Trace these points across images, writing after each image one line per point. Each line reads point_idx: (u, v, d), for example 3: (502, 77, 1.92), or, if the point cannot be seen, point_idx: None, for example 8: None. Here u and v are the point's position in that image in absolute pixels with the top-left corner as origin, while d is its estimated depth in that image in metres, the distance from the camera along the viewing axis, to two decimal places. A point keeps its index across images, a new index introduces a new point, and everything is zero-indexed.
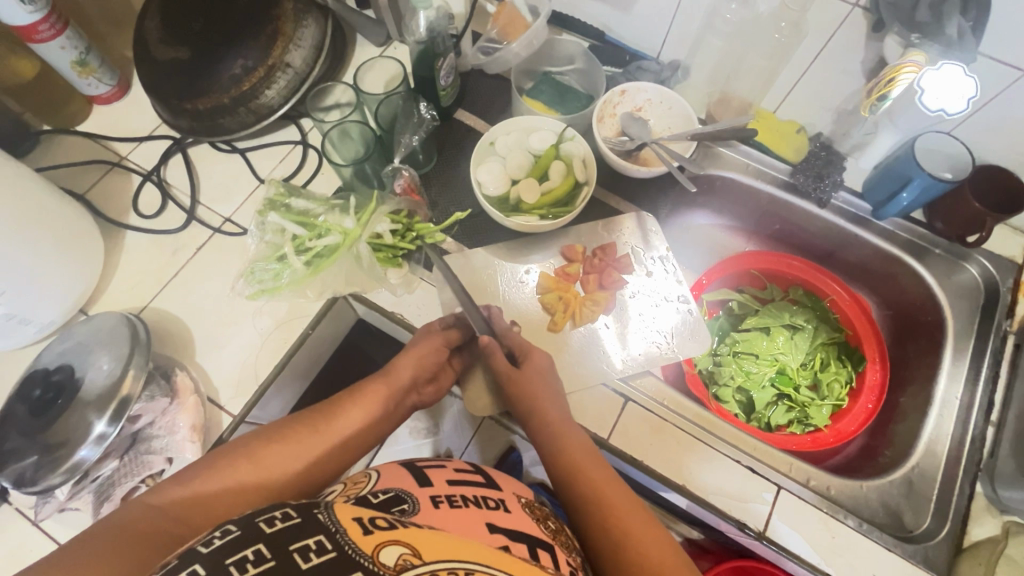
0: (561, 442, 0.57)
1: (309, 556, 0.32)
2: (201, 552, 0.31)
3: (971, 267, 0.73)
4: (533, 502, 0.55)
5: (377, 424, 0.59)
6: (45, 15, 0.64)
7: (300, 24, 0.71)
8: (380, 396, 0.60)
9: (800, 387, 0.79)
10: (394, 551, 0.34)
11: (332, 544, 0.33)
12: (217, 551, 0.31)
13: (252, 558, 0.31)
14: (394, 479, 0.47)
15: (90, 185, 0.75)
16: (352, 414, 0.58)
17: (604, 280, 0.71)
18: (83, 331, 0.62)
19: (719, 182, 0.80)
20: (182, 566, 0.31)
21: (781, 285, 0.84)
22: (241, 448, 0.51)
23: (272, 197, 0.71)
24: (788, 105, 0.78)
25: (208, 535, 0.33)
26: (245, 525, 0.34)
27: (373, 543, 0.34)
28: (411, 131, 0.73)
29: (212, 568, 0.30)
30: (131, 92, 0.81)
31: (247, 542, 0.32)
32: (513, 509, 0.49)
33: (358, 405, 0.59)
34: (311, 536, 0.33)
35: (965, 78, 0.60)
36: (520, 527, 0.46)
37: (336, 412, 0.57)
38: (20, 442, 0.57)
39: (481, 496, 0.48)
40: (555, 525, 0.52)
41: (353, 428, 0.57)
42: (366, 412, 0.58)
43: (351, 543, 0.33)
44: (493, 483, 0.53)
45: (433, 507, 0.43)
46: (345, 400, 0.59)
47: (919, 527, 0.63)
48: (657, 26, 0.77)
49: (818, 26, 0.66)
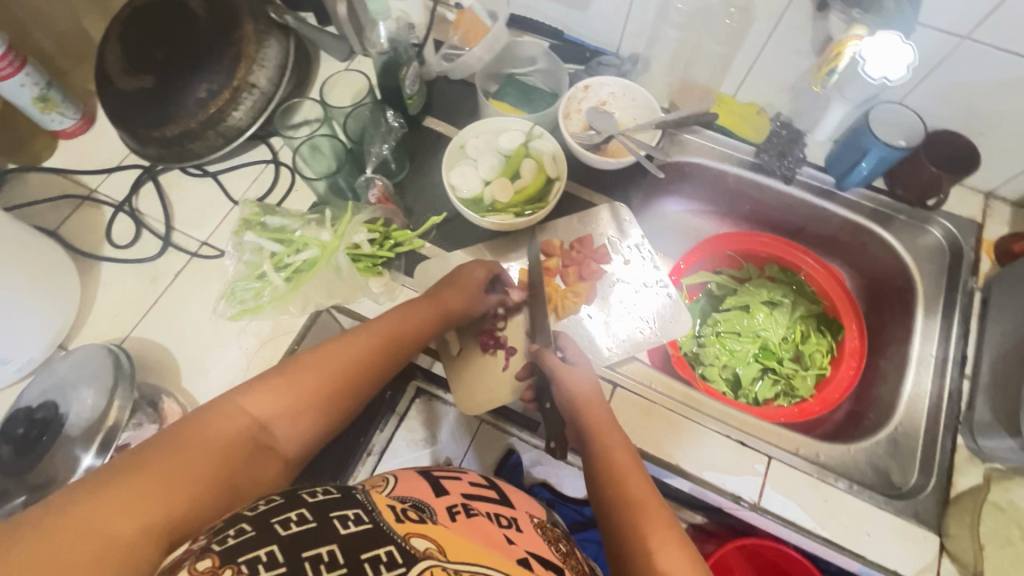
0: (591, 419, 0.57)
1: (348, 524, 0.33)
2: (247, 514, 0.32)
3: (934, 230, 0.76)
4: (545, 523, 0.55)
5: (424, 338, 0.58)
6: (2, 53, 0.64)
7: (263, 44, 0.72)
8: (428, 317, 0.59)
9: (782, 360, 0.81)
10: (422, 541, 0.34)
11: (369, 518, 0.34)
12: (267, 510, 0.33)
13: (296, 519, 0.32)
14: (412, 487, 0.47)
15: (61, 220, 0.74)
16: (413, 338, 0.57)
17: (584, 272, 0.73)
18: (64, 366, 0.61)
19: (688, 168, 0.82)
20: (230, 524, 0.32)
21: (756, 263, 0.86)
22: (311, 357, 0.49)
23: (247, 216, 0.72)
24: (747, 88, 0.80)
25: (255, 501, 0.34)
26: (289, 495, 0.35)
27: (405, 529, 0.35)
28: (380, 140, 0.75)
29: (259, 523, 0.31)
30: (96, 124, 0.80)
31: (291, 507, 0.33)
32: (525, 528, 0.50)
33: (407, 323, 0.57)
34: (350, 509, 0.35)
35: (903, 46, 0.63)
36: (532, 547, 0.46)
37: (391, 327, 0.55)
38: (7, 483, 0.56)
39: (495, 513, 0.49)
40: (566, 549, 0.53)
41: (408, 349, 0.56)
42: (417, 330, 0.57)
43: (385, 522, 0.34)
44: (507, 500, 0.53)
45: (451, 518, 0.43)
46: (403, 318, 0.57)
47: (907, 484, 0.65)
48: (613, 22, 0.79)
49: (766, 10, 0.69)
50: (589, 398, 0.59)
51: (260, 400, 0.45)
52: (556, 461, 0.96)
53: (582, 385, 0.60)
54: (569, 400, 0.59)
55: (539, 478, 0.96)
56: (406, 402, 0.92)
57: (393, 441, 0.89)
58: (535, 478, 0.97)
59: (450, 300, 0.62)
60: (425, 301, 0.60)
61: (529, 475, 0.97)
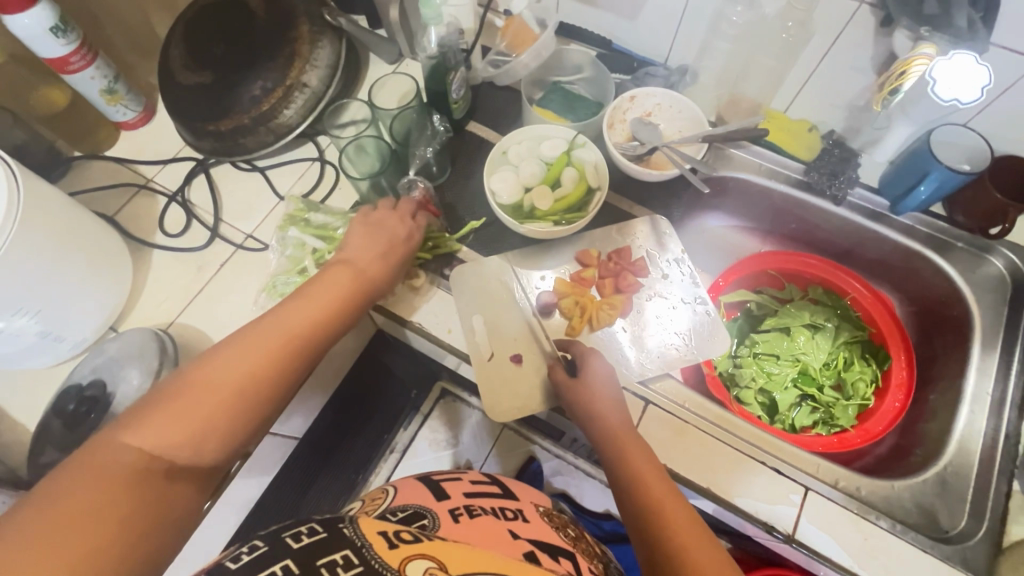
0: (621, 438, 0.57)
1: (337, 570, 0.32)
2: (229, 567, 0.32)
3: (996, 260, 0.72)
4: (551, 510, 0.56)
5: (329, 325, 0.54)
6: (76, 47, 0.67)
7: (316, 45, 0.73)
8: (327, 306, 0.55)
9: (823, 387, 0.78)
10: (420, 564, 0.34)
11: (359, 559, 0.33)
12: (246, 566, 0.32)
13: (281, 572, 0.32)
14: (413, 496, 0.47)
15: (119, 207, 0.78)
16: (321, 323, 0.54)
17: (621, 284, 0.71)
18: (114, 348, 0.64)
19: (732, 183, 0.80)
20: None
21: (799, 285, 0.84)
22: (197, 369, 0.45)
23: (293, 212, 0.74)
24: (799, 104, 0.78)
25: (235, 553, 0.34)
26: (272, 542, 0.35)
27: (400, 557, 0.34)
28: (425, 144, 0.77)
29: None
30: (156, 117, 0.84)
31: (274, 560, 0.33)
32: (531, 517, 0.50)
33: (302, 309, 0.53)
34: (338, 552, 0.34)
35: (978, 67, 0.61)
36: (539, 535, 0.46)
37: (282, 318, 0.52)
38: (56, 457, 0.59)
39: (499, 507, 0.49)
40: (574, 534, 0.53)
41: (309, 337, 0.52)
42: (314, 319, 0.53)
43: (377, 556, 0.34)
44: (510, 495, 0.54)
45: (453, 521, 0.43)
46: (302, 305, 0.54)
47: (955, 527, 0.61)
48: (663, 32, 0.78)
49: (825, 26, 0.67)
50: (612, 415, 0.58)
51: (149, 430, 0.41)
52: (577, 471, 0.96)
53: (607, 401, 0.59)
54: (594, 418, 0.59)
55: (561, 488, 0.96)
56: (430, 402, 0.97)
57: (415, 441, 0.95)
58: (555, 489, 0.97)
59: (333, 291, 0.57)
60: (319, 292, 0.56)
61: (551, 485, 0.97)
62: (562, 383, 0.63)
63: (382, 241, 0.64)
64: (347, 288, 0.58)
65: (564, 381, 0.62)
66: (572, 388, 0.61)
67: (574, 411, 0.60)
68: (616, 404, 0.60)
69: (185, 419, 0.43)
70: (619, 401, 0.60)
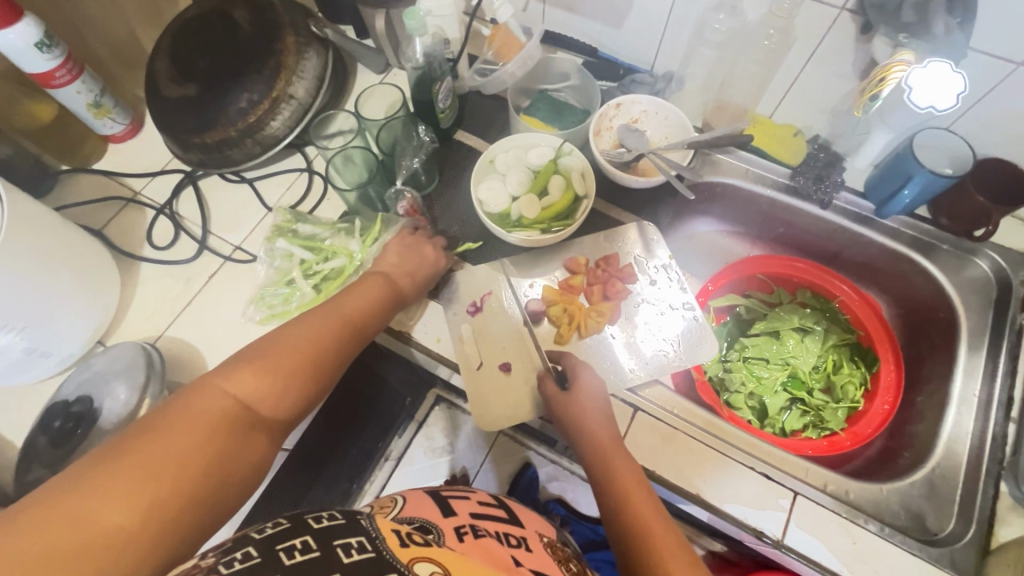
0: (608, 449, 0.57)
1: (351, 552, 0.33)
2: (254, 537, 0.33)
3: (981, 262, 0.72)
4: (555, 542, 0.55)
5: (351, 336, 0.57)
6: (61, 62, 0.67)
7: (302, 56, 0.73)
8: (348, 317, 0.57)
9: (813, 391, 0.78)
10: (427, 567, 0.34)
11: (372, 546, 0.34)
12: (270, 537, 0.33)
13: (300, 547, 0.33)
14: (419, 508, 0.47)
15: (107, 220, 0.77)
16: (366, 316, 0.59)
17: (608, 291, 0.72)
18: (101, 362, 0.64)
19: (720, 189, 0.80)
20: (236, 547, 0.33)
21: (788, 288, 0.84)
22: (232, 369, 0.47)
23: (280, 223, 0.74)
24: (784, 109, 0.78)
25: (261, 525, 0.35)
26: (295, 520, 0.36)
27: (409, 555, 0.34)
28: (411, 154, 0.76)
29: (264, 549, 0.32)
30: (143, 129, 0.84)
31: (295, 534, 0.34)
32: (535, 548, 0.49)
33: (325, 319, 0.56)
34: (354, 536, 0.35)
35: (953, 75, 0.60)
36: (542, 567, 0.46)
37: (303, 325, 0.54)
38: (42, 474, 0.59)
39: (504, 532, 0.49)
40: (576, 568, 0.52)
41: (331, 342, 0.54)
42: (335, 327, 0.55)
43: (390, 549, 0.34)
44: (515, 520, 0.53)
45: (459, 538, 0.43)
46: (348, 300, 0.59)
47: (944, 530, 0.61)
48: (647, 40, 0.79)
49: (805, 32, 0.67)
50: (598, 428, 0.59)
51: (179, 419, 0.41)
52: (573, 476, 0.96)
53: (591, 411, 0.60)
54: (581, 429, 0.59)
55: (556, 494, 0.96)
56: (425, 409, 0.93)
57: (410, 449, 0.92)
58: (551, 494, 0.97)
59: (353, 303, 0.59)
60: (339, 304, 0.58)
61: (545, 491, 0.97)
62: (551, 394, 0.63)
63: (410, 259, 0.67)
64: (387, 286, 0.63)
65: (553, 393, 0.62)
66: (559, 399, 0.62)
67: (562, 421, 0.61)
68: (602, 415, 0.60)
69: (217, 407, 0.43)
70: (605, 412, 0.60)
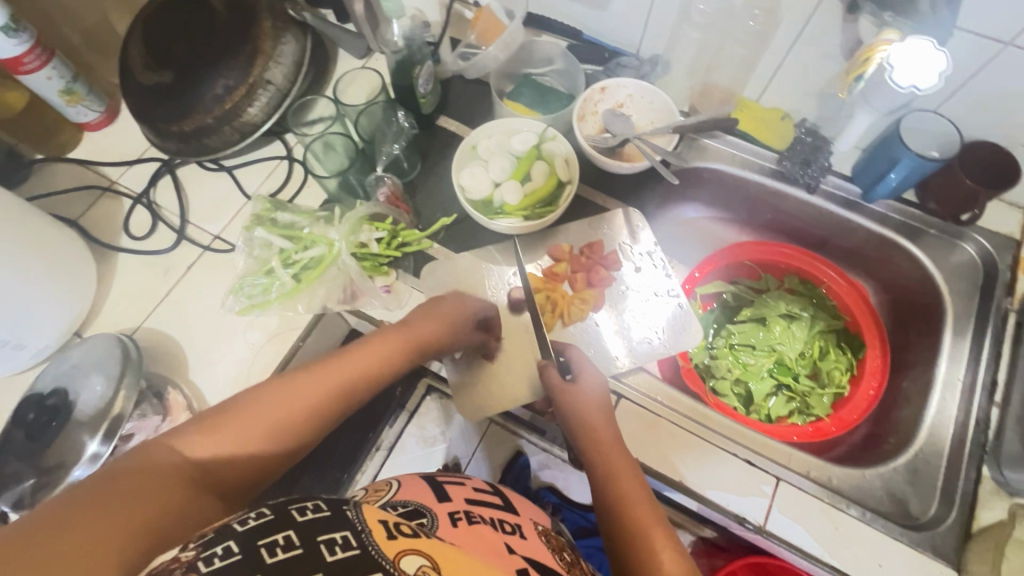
0: (598, 431, 0.56)
1: (335, 550, 0.32)
2: (235, 530, 0.32)
3: (968, 246, 0.72)
4: (550, 532, 0.54)
5: (366, 390, 0.50)
6: (30, 47, 0.66)
7: (279, 41, 0.72)
8: (369, 369, 0.51)
9: (799, 376, 0.78)
10: (415, 561, 0.33)
11: (358, 542, 0.33)
12: (252, 531, 0.32)
13: (282, 543, 0.32)
14: (414, 492, 0.47)
15: (82, 210, 0.76)
16: (381, 372, 0.52)
17: (592, 278, 0.71)
18: (76, 354, 0.63)
19: (707, 173, 0.79)
20: (216, 541, 0.32)
21: (776, 275, 0.83)
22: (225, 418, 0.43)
23: (259, 212, 0.72)
24: (772, 92, 0.76)
25: (243, 515, 0.34)
26: (279, 511, 0.34)
27: (397, 548, 0.33)
28: (392, 140, 0.74)
29: (244, 545, 0.31)
30: (119, 118, 0.82)
31: (278, 528, 0.33)
32: (530, 535, 0.49)
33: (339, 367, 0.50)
34: (339, 531, 0.33)
35: (936, 53, 0.59)
36: (533, 554, 0.45)
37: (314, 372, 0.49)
38: (18, 466, 0.58)
39: (498, 518, 0.48)
40: (570, 558, 0.51)
41: (342, 398, 0.49)
42: (350, 379, 0.49)
43: (375, 544, 0.33)
44: (510, 507, 0.53)
45: (452, 525, 0.42)
46: (362, 351, 0.52)
47: (925, 514, 0.61)
48: (632, 23, 0.77)
49: (791, 14, 0.66)
50: (594, 413, 0.57)
51: (151, 472, 0.38)
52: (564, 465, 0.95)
53: (595, 402, 0.58)
54: (574, 417, 0.58)
55: (547, 482, 0.96)
56: (417, 398, 0.91)
57: (400, 439, 0.90)
58: (542, 482, 0.97)
59: (380, 349, 0.53)
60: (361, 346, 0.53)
61: (537, 478, 0.97)
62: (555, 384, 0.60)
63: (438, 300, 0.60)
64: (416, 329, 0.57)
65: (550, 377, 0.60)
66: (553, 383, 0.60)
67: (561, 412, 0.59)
68: (598, 397, 0.59)
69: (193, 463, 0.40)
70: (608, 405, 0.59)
